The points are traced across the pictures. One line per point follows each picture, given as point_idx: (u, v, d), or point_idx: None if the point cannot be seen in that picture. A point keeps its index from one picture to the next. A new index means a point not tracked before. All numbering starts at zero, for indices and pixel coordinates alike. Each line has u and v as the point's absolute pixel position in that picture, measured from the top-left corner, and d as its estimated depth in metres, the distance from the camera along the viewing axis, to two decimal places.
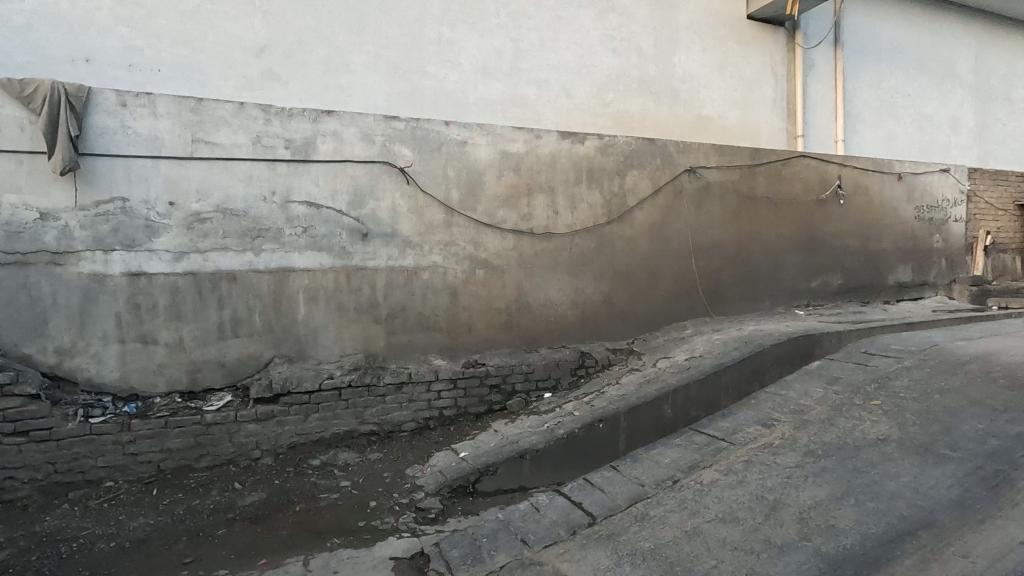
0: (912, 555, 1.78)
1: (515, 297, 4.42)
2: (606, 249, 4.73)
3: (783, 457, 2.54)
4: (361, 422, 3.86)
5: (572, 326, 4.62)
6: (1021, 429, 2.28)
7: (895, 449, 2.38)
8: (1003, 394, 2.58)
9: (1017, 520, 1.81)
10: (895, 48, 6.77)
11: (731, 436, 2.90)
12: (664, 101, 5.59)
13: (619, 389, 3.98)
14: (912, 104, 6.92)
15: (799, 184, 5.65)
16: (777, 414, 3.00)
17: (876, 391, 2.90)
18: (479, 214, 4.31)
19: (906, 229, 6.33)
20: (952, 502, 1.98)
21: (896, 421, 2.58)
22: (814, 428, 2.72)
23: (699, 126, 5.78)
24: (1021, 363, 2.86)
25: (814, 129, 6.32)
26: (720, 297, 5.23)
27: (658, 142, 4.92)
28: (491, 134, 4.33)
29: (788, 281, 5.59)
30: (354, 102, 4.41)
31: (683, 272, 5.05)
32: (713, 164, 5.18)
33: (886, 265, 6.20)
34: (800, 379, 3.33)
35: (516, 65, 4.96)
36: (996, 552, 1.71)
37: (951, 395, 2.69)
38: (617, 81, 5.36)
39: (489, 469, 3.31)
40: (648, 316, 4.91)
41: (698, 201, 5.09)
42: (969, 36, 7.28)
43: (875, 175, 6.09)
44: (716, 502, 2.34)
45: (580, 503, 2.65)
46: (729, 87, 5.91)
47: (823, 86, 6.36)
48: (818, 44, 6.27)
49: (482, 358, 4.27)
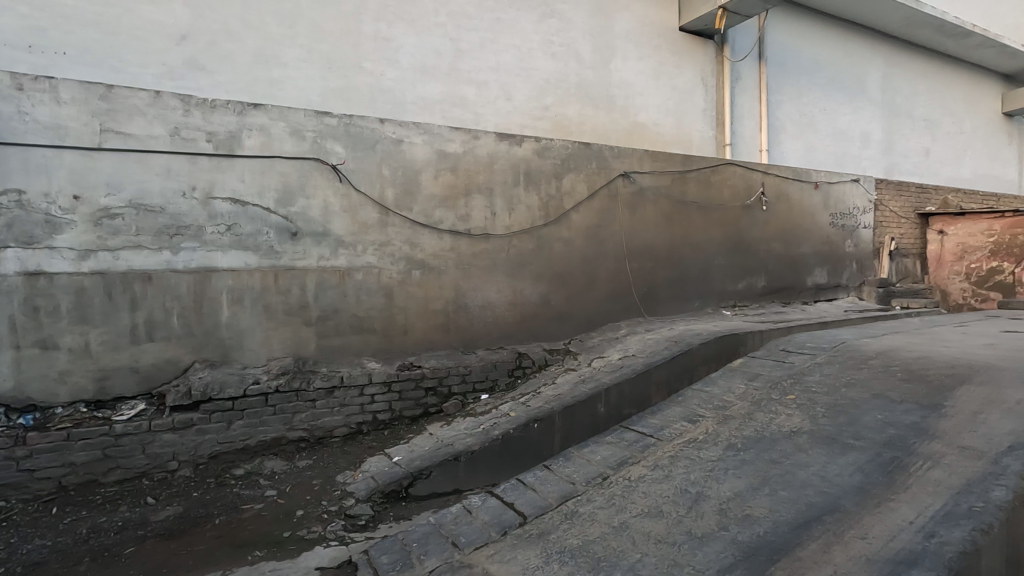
0: (818, 538, 1.89)
1: (452, 298, 4.39)
2: (544, 250, 4.78)
3: (707, 451, 2.65)
4: (289, 428, 3.71)
5: (509, 327, 4.63)
6: (914, 418, 2.47)
7: (806, 440, 2.52)
8: (900, 386, 2.79)
9: (909, 503, 1.96)
10: (813, 65, 7.23)
11: (659, 432, 2.99)
12: (601, 107, 5.71)
13: (555, 389, 4.04)
14: (828, 118, 7.42)
15: (727, 190, 5.92)
16: (702, 409, 3.12)
17: (791, 387, 3.07)
18: (415, 214, 4.25)
19: (823, 235, 6.76)
20: (855, 487, 2.12)
21: (808, 414, 2.74)
22: (735, 422, 2.85)
23: (635, 132, 5.95)
24: (916, 358, 3.11)
25: (741, 137, 6.63)
26: (654, 298, 5.40)
27: (594, 147, 5.03)
28: (427, 133, 4.28)
29: (717, 282, 5.84)
30: (286, 96, 4.24)
31: (618, 273, 5.17)
32: (646, 169, 5.34)
33: (805, 267, 6.60)
34: (724, 375, 3.47)
35: (456, 66, 4.93)
36: (889, 533, 1.84)
37: (857, 388, 2.88)
38: (556, 85, 5.44)
39: (423, 472, 3.27)
40: (585, 317, 5.00)
41: (632, 205, 5.24)
42: (878, 57, 7.89)
43: (795, 183, 6.48)
44: (642, 497, 2.41)
45: (512, 503, 2.65)
46: (663, 95, 6.12)
47: (749, 98, 6.70)
48: (744, 57, 6.60)
49: (419, 360, 4.21)
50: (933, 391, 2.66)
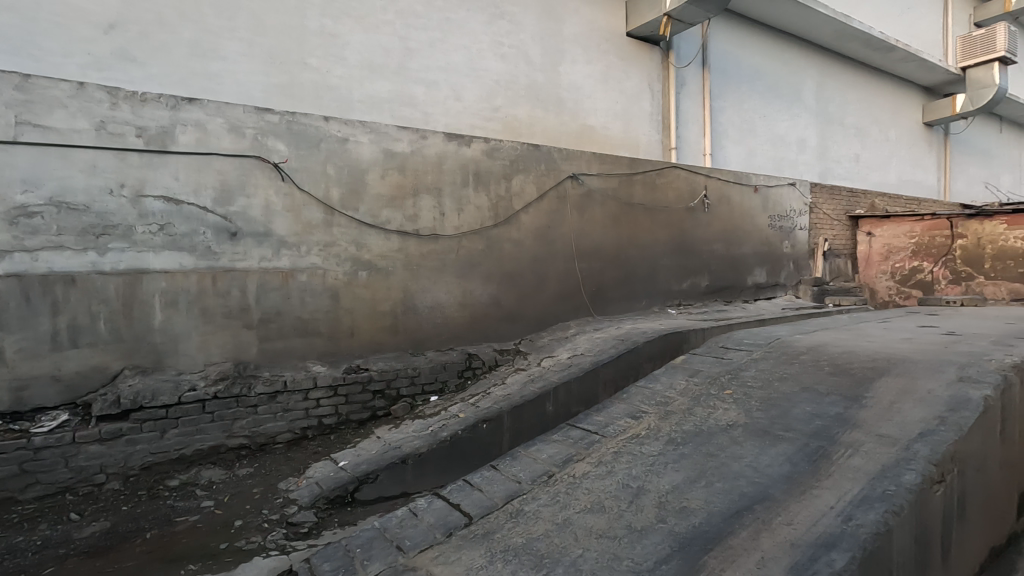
0: (748, 526, 1.98)
1: (400, 299, 4.34)
2: (494, 250, 4.79)
3: (649, 446, 2.72)
4: (228, 436, 3.58)
5: (459, 328, 4.62)
6: (839, 409, 2.62)
7: (741, 433, 2.63)
8: (827, 379, 2.95)
9: (831, 489, 2.08)
10: (753, 73, 7.55)
11: (604, 429, 3.06)
12: (551, 109, 5.78)
13: (504, 388, 4.06)
14: (767, 124, 7.75)
15: (672, 193, 6.10)
16: (645, 406, 3.21)
17: (728, 382, 3.19)
18: (362, 214, 4.17)
19: (762, 236, 7.07)
20: (783, 477, 2.23)
21: (743, 408, 2.86)
22: (675, 418, 2.95)
23: (584, 134, 6.04)
24: (842, 353, 3.29)
25: (686, 141, 6.84)
26: (602, 298, 5.51)
27: (543, 149, 5.08)
28: (374, 132, 4.21)
29: (663, 282, 6.01)
30: (225, 91, 4.09)
31: (568, 274, 5.25)
32: (594, 171, 5.44)
33: (746, 267, 6.87)
34: (667, 372, 3.58)
35: (405, 64, 4.87)
36: (812, 518, 1.94)
37: (788, 382, 3.03)
38: (506, 86, 5.46)
39: (370, 477, 3.23)
40: (535, 316, 5.04)
41: (581, 206, 5.32)
42: (812, 68, 8.31)
43: (735, 187, 6.75)
44: (585, 493, 2.45)
45: (459, 504, 2.66)
46: (611, 99, 6.24)
47: (693, 103, 6.92)
48: (688, 64, 6.82)
49: (366, 362, 4.15)
50: (856, 383, 2.82)
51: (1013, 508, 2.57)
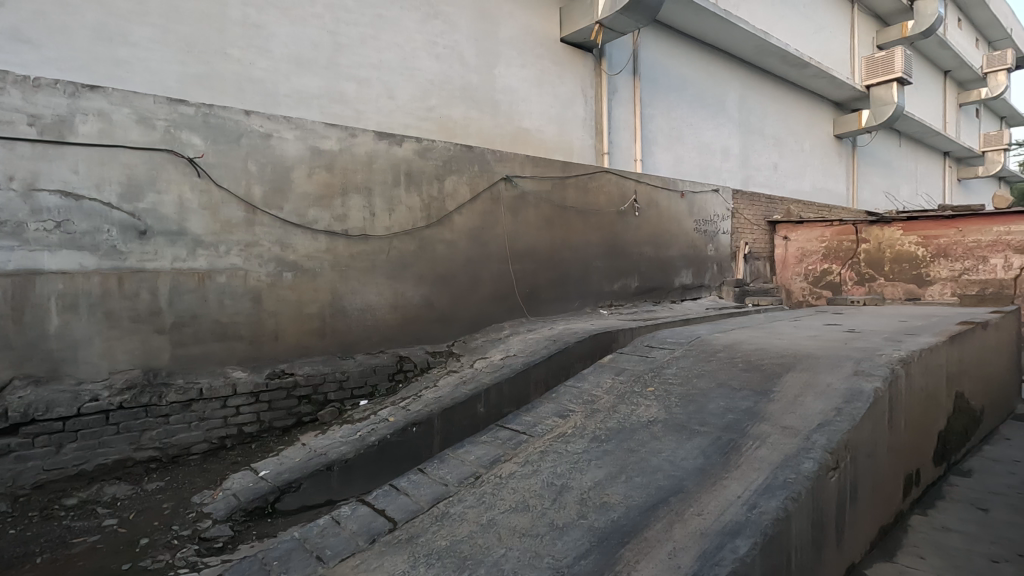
0: (662, 518, 2.06)
1: (328, 302, 4.21)
2: (426, 251, 4.74)
3: (573, 444, 2.78)
4: (136, 449, 3.36)
5: (390, 330, 4.54)
6: (749, 403, 2.77)
7: (661, 428, 2.74)
8: (740, 374, 3.12)
9: (739, 480, 2.20)
10: (681, 83, 7.88)
11: (531, 429, 3.10)
12: (486, 111, 5.79)
13: (435, 391, 4.03)
14: (694, 132, 8.11)
15: (603, 197, 6.26)
16: (573, 405, 3.27)
17: (651, 380, 3.31)
18: (286, 213, 4.02)
19: (689, 240, 7.39)
20: (697, 469, 2.33)
21: (663, 405, 2.97)
22: (600, 415, 3.02)
23: (518, 136, 6.09)
24: (755, 350, 3.49)
25: (618, 147, 7.04)
26: (535, 299, 5.58)
27: (477, 150, 5.08)
28: (300, 128, 4.07)
29: (595, 284, 6.16)
30: (135, 80, 3.83)
31: (501, 275, 5.27)
32: (528, 174, 5.50)
33: (673, 269, 7.17)
34: (594, 371, 3.67)
35: (334, 59, 4.74)
36: (720, 508, 2.04)
37: (706, 378, 3.18)
38: (440, 86, 5.42)
39: (292, 486, 3.11)
40: (468, 318, 5.04)
41: (515, 208, 5.37)
42: (735, 80, 8.77)
43: (663, 192, 7.02)
44: (511, 493, 2.47)
45: (383, 510, 2.61)
46: (545, 103, 6.33)
47: (624, 110, 7.13)
48: (620, 72, 7.02)
49: (291, 367, 4.00)
50: (765, 378, 3.00)
51: (900, 489, 2.82)
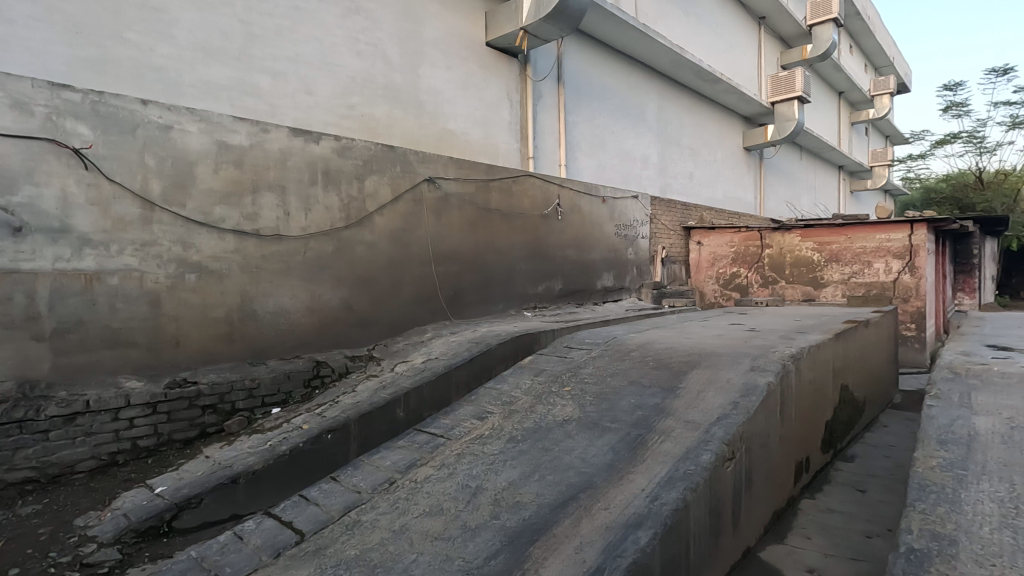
0: (571, 514, 2.11)
1: (237, 305, 3.99)
2: (345, 253, 4.59)
3: (490, 446, 2.79)
4: (7, 469, 3.03)
5: (306, 335, 4.37)
6: (658, 400, 2.90)
7: (575, 427, 2.81)
8: (651, 372, 3.26)
9: (644, 473, 2.29)
10: (603, 92, 8.14)
11: (449, 432, 3.08)
12: (410, 111, 5.71)
13: (353, 396, 3.92)
14: (615, 140, 8.41)
15: (527, 200, 6.34)
16: (491, 406, 3.29)
17: (568, 379, 3.39)
18: (190, 210, 3.77)
19: (610, 244, 7.65)
20: (606, 465, 2.41)
21: (578, 403, 3.05)
22: (517, 416, 3.06)
23: (443, 138, 6.05)
24: (666, 348, 3.66)
25: (543, 151, 7.16)
26: (459, 302, 5.56)
27: (399, 151, 5.00)
28: (205, 121, 3.83)
29: (519, 286, 6.24)
30: (12, 60, 3.45)
31: (424, 278, 5.21)
32: (451, 176, 5.47)
33: (596, 272, 7.39)
34: (514, 372, 3.70)
35: (246, 50, 4.49)
36: (625, 501, 2.12)
37: (619, 377, 3.29)
38: (361, 84, 5.28)
39: (191, 502, 2.92)
40: (390, 321, 4.94)
41: (437, 210, 5.32)
42: (653, 92, 9.18)
43: (586, 197, 7.22)
44: (425, 497, 2.44)
45: (291, 522, 2.51)
46: (470, 106, 6.33)
47: (549, 116, 7.27)
48: (544, 78, 7.15)
49: (194, 375, 3.75)
50: (673, 376, 3.15)
51: (791, 476, 3.05)
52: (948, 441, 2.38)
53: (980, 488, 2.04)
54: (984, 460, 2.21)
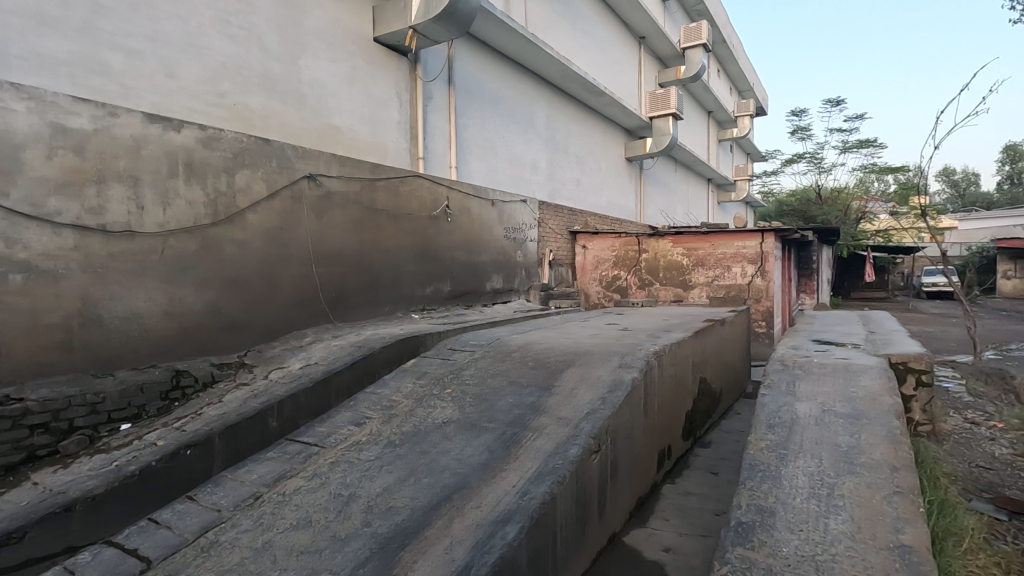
0: (443, 516, 2.13)
1: (77, 310, 3.52)
2: (211, 252, 4.24)
3: (367, 452, 2.73)
4: None
5: (165, 342, 3.98)
6: (533, 399, 3.01)
7: (453, 428, 2.83)
8: (529, 372, 3.37)
9: (516, 470, 2.37)
10: (494, 97, 8.28)
11: (324, 440, 2.96)
12: (289, 103, 5.40)
13: (219, 407, 3.63)
14: (506, 144, 8.57)
15: (415, 201, 6.27)
16: (370, 412, 3.21)
17: (450, 382, 3.40)
18: (15, 201, 3.26)
19: (499, 247, 7.78)
20: (481, 465, 2.45)
21: (458, 405, 3.07)
22: (396, 420, 3.02)
23: (327, 133, 5.80)
24: (545, 349, 3.80)
25: (433, 152, 7.12)
26: (343, 305, 5.36)
27: (275, 145, 4.72)
28: (36, 100, 3.33)
29: (407, 288, 6.14)
30: None
31: (304, 279, 4.96)
32: (333, 174, 5.26)
33: (485, 274, 7.48)
34: (396, 375, 3.64)
35: (92, 22, 3.97)
36: (497, 499, 2.18)
37: (499, 377, 3.37)
38: (234, 70, 4.90)
39: (12, 537, 2.52)
40: (265, 325, 4.64)
41: (319, 209, 5.08)
42: (542, 100, 9.49)
43: (475, 200, 7.29)
44: (293, 510, 2.33)
45: (135, 549, 2.27)
46: (357, 102, 6.13)
47: (439, 117, 7.25)
48: (434, 79, 7.12)
49: (20, 390, 3.25)
50: (549, 375, 3.29)
51: (654, 464, 3.31)
52: (775, 424, 2.72)
53: (796, 465, 2.36)
54: (801, 440, 2.56)
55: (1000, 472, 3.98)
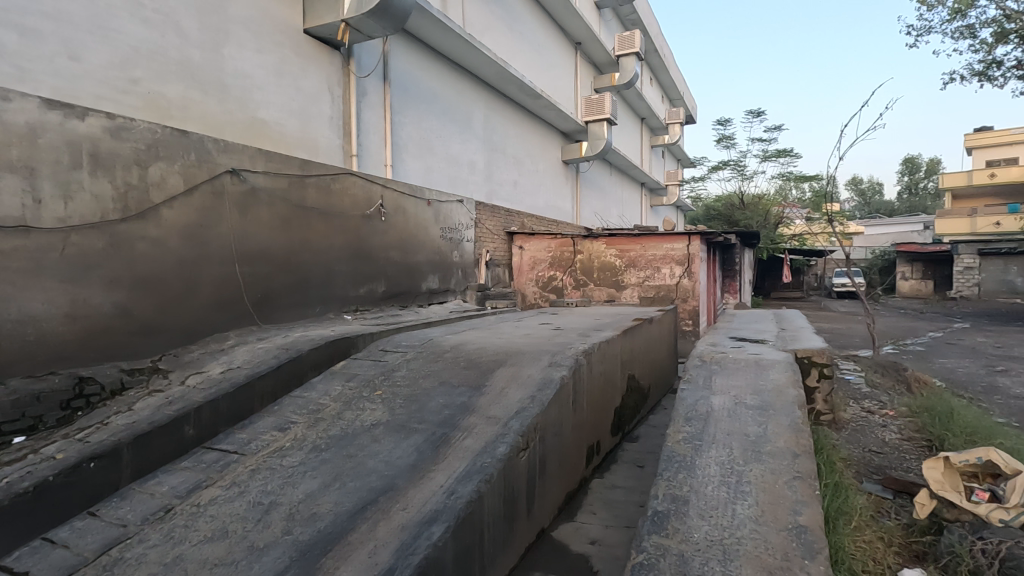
0: (368, 519, 2.09)
1: None
2: (121, 250, 3.95)
3: (290, 458, 2.64)
4: None
5: (67, 347, 3.67)
6: (464, 398, 3.02)
7: (382, 430, 2.79)
8: (461, 372, 3.37)
9: (444, 469, 2.37)
10: (430, 96, 8.20)
11: (244, 447, 2.83)
12: (211, 94, 5.12)
13: (129, 416, 3.38)
14: (443, 144, 8.51)
15: (347, 199, 6.11)
16: (296, 416, 3.10)
17: (380, 383, 3.35)
18: None
19: (435, 246, 7.71)
20: (408, 466, 2.43)
21: (388, 407, 3.03)
22: (323, 424, 2.94)
23: (253, 127, 5.55)
24: (477, 349, 3.81)
25: (367, 150, 6.97)
26: (269, 306, 5.15)
27: (193, 137, 4.46)
28: None
29: (338, 289, 5.98)
30: None
31: (226, 279, 4.73)
32: (259, 169, 5.04)
33: (420, 274, 7.40)
34: (324, 378, 3.54)
35: None
36: (423, 500, 2.17)
37: (431, 378, 3.35)
38: (148, 56, 4.59)
39: None
40: (182, 328, 4.39)
41: (242, 206, 4.85)
42: (480, 100, 9.50)
43: (411, 199, 7.19)
44: (208, 521, 2.22)
45: (26, 572, 2.09)
46: (286, 95, 5.90)
47: (374, 114, 7.10)
48: (368, 75, 6.98)
49: None
50: (480, 375, 3.30)
51: (583, 459, 3.41)
52: (692, 417, 2.86)
53: (710, 455, 2.49)
54: (715, 431, 2.71)
55: (889, 456, 4.38)
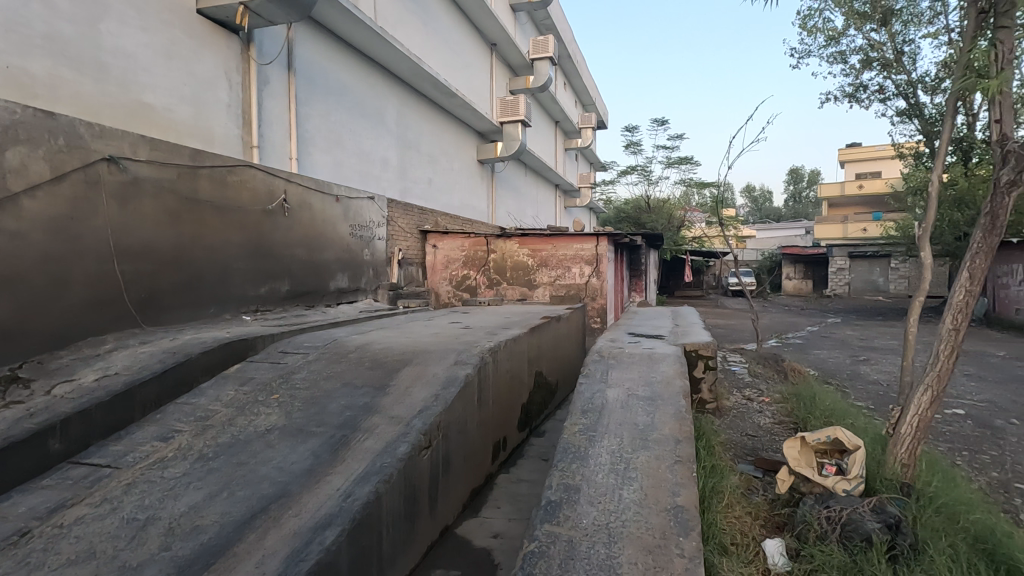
0: (257, 528, 2.01)
1: None
2: None
3: (173, 469, 2.46)
4: None
5: None
6: (365, 399, 2.96)
7: (277, 435, 2.67)
8: (364, 373, 3.31)
9: (341, 472, 2.32)
10: (339, 88, 7.92)
11: (119, 460, 2.60)
12: (87, 74, 4.63)
13: None
14: (353, 138, 8.25)
15: (246, 193, 5.76)
16: (181, 424, 2.89)
17: (277, 387, 3.20)
18: None
19: (344, 244, 7.46)
20: (304, 471, 2.35)
21: (284, 411, 2.91)
22: (211, 432, 2.76)
23: (137, 111, 5.08)
24: (383, 349, 3.75)
25: (269, 141, 6.61)
26: (155, 306, 4.76)
27: (62, 119, 4.01)
28: None
29: (236, 288, 5.63)
30: None
31: (103, 277, 4.31)
32: (142, 158, 4.65)
33: (328, 272, 7.13)
34: (216, 383, 3.33)
35: None
36: (317, 505, 2.11)
37: (332, 379, 3.26)
38: (7, 26, 4.06)
39: None
40: (51, 332, 3.92)
41: (122, 196, 4.45)
42: (392, 95, 9.30)
43: (317, 195, 6.90)
44: (72, 542, 2.02)
45: None
46: (175, 79, 5.46)
47: (277, 104, 6.75)
48: (271, 63, 6.62)
49: None
50: (384, 375, 3.26)
51: (488, 455, 3.46)
52: (588, 410, 3.00)
53: (603, 444, 2.63)
54: (608, 422, 2.86)
55: (763, 438, 4.83)
